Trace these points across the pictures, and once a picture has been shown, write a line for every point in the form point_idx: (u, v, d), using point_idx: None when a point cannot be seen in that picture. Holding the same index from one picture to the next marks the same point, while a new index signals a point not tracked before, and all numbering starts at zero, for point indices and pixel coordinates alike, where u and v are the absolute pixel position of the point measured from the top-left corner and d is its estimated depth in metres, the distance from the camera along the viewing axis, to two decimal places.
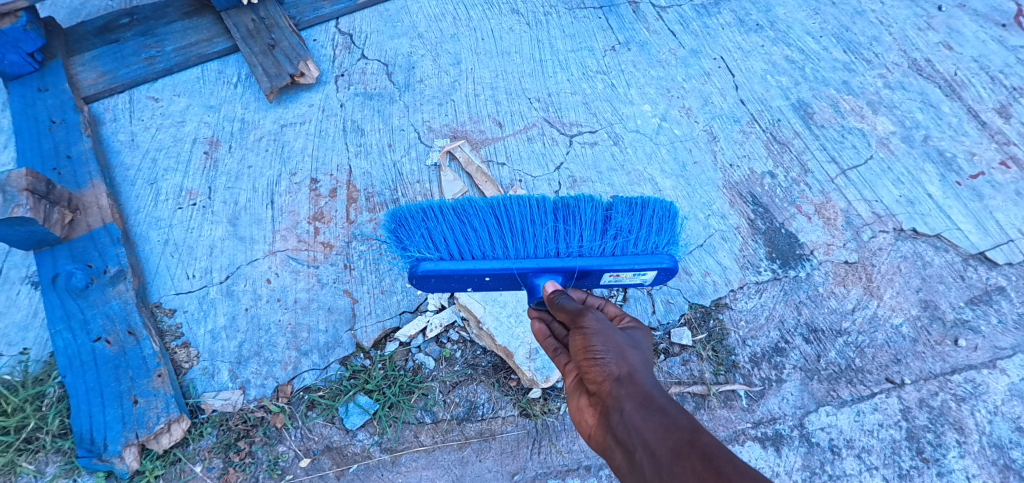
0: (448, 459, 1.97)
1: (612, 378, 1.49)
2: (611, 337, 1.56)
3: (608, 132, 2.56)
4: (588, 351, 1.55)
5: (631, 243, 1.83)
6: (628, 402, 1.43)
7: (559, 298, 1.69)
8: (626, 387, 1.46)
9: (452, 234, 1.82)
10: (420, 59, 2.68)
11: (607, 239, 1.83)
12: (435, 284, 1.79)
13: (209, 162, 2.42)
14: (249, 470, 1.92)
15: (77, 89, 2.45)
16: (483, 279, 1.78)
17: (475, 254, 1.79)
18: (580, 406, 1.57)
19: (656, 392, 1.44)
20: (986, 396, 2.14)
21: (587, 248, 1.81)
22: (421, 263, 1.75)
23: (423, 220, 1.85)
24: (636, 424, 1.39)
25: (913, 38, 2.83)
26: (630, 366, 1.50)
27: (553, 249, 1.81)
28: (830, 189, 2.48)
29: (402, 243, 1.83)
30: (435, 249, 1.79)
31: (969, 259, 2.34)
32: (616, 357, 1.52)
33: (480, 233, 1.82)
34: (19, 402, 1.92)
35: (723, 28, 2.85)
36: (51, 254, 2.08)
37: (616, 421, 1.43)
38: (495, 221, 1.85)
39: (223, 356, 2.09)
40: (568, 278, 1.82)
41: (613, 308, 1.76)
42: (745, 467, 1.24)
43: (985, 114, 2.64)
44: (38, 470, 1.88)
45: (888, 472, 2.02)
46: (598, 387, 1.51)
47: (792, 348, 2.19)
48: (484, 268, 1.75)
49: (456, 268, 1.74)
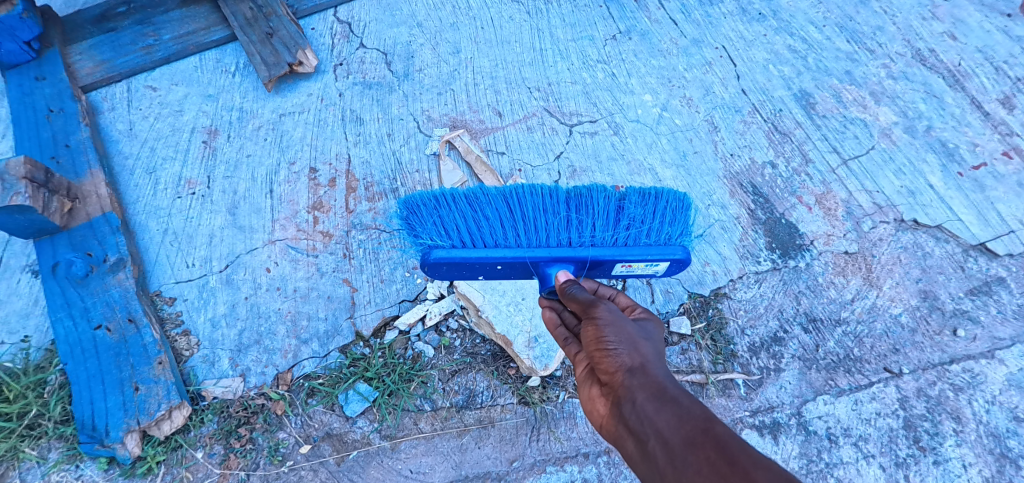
0: (448, 446, 1.98)
1: (624, 369, 1.50)
2: (623, 328, 1.57)
3: (608, 122, 2.56)
4: (600, 342, 1.56)
5: (644, 234, 1.83)
6: (640, 393, 1.44)
7: (571, 288, 1.68)
8: (638, 378, 1.47)
9: (464, 222, 1.81)
10: (420, 48, 2.67)
11: (620, 229, 1.83)
12: (446, 272, 1.79)
13: (208, 151, 2.42)
14: (250, 456, 1.94)
15: (75, 78, 2.45)
16: (495, 268, 1.79)
17: (487, 242, 1.79)
18: (592, 396, 1.58)
19: (668, 383, 1.45)
20: (984, 385, 2.14)
21: (600, 238, 1.81)
22: (432, 251, 1.75)
23: (435, 209, 1.85)
24: (649, 414, 1.40)
25: (917, 28, 2.81)
26: (643, 358, 1.51)
27: (566, 239, 1.81)
28: (831, 179, 2.47)
29: (414, 231, 1.84)
30: (447, 237, 1.79)
31: (969, 250, 2.34)
32: (629, 348, 1.53)
33: (492, 222, 1.82)
34: (21, 389, 1.94)
35: (725, 18, 2.84)
36: (51, 243, 2.08)
37: (628, 410, 1.44)
38: (507, 210, 1.85)
39: (223, 344, 2.11)
40: (580, 268, 1.83)
41: (624, 299, 1.77)
42: (759, 457, 1.25)
43: (989, 104, 2.62)
44: (41, 456, 1.90)
45: (885, 460, 2.04)
46: (610, 377, 1.52)
47: (790, 338, 2.20)
48: (497, 256, 1.75)
49: (469, 256, 1.74)
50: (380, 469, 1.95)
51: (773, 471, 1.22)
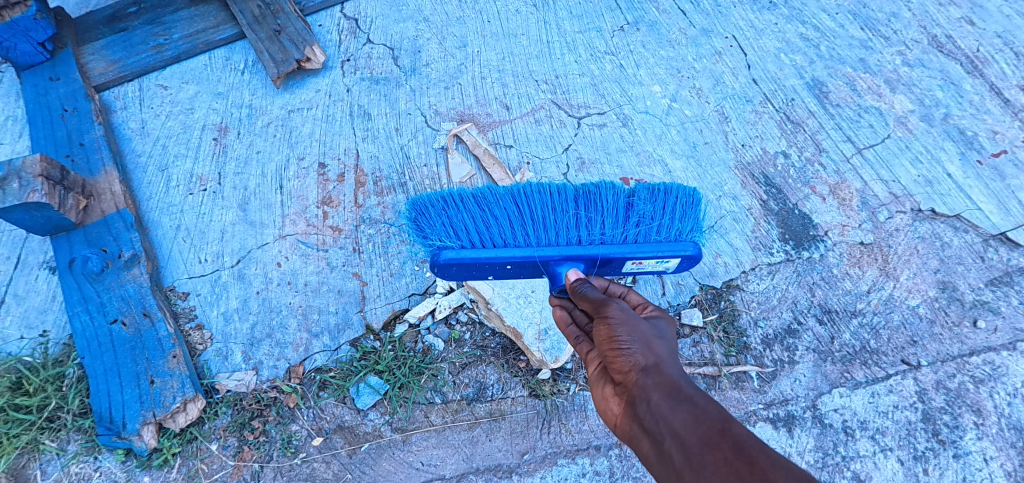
0: (459, 438, 1.98)
1: (638, 368, 1.49)
2: (636, 327, 1.55)
3: (617, 114, 2.54)
4: (613, 341, 1.54)
5: (654, 231, 1.81)
6: (655, 392, 1.43)
7: (582, 287, 1.67)
8: (652, 377, 1.46)
9: (473, 223, 1.81)
10: (426, 42, 2.68)
11: (630, 226, 1.82)
12: (456, 273, 1.78)
13: (218, 147, 2.45)
14: (263, 449, 1.96)
15: (88, 78, 2.49)
16: (505, 267, 1.78)
17: (496, 243, 1.79)
18: (605, 396, 1.58)
19: (683, 382, 1.44)
20: (1006, 378, 2.10)
21: (610, 235, 1.80)
22: (442, 252, 1.74)
23: (444, 209, 1.85)
24: (665, 413, 1.39)
25: (934, 14, 2.76)
26: (656, 357, 1.50)
27: (575, 237, 1.80)
28: (845, 169, 2.44)
29: (423, 232, 1.84)
30: (456, 238, 1.79)
31: (990, 240, 2.30)
32: (643, 347, 1.52)
33: (501, 221, 1.82)
34: (41, 382, 1.98)
35: (735, 6, 2.81)
36: (68, 240, 2.12)
37: (643, 410, 1.43)
38: (516, 209, 1.86)
39: (236, 338, 2.13)
40: (591, 266, 1.81)
41: (636, 297, 1.76)
42: (778, 458, 1.24)
43: (1009, 91, 2.56)
44: (60, 448, 1.94)
45: (903, 453, 2.00)
46: (624, 376, 1.51)
47: (804, 330, 2.17)
48: (507, 256, 1.74)
49: (478, 256, 1.73)
50: (392, 461, 1.96)
51: (793, 473, 1.22)
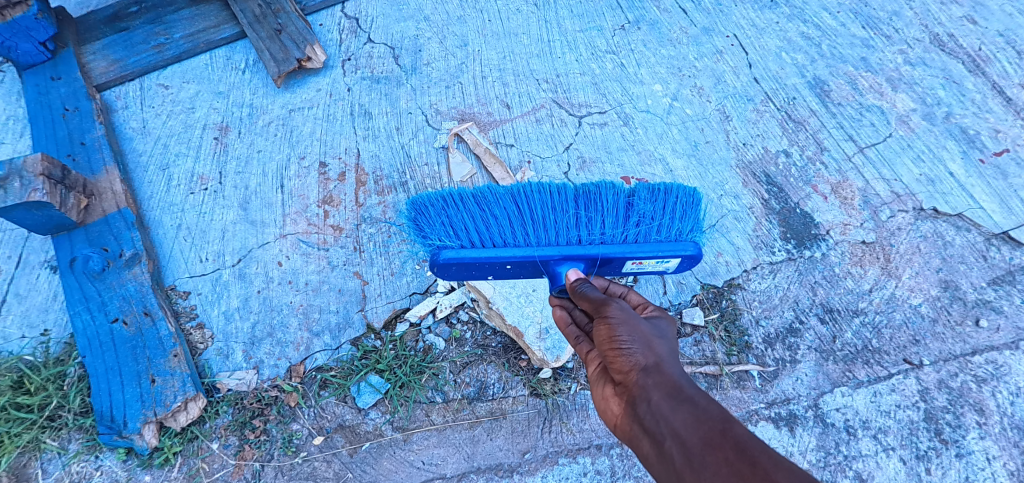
0: (460, 437, 1.98)
1: (639, 368, 1.49)
2: (636, 326, 1.55)
3: (618, 113, 2.54)
4: (613, 341, 1.54)
5: (654, 230, 1.81)
6: (655, 392, 1.42)
7: (582, 287, 1.67)
8: (653, 377, 1.45)
9: (472, 222, 1.81)
10: (427, 41, 2.68)
11: (630, 226, 1.82)
12: (456, 272, 1.78)
13: (219, 147, 2.45)
14: (264, 448, 1.96)
15: (89, 77, 2.49)
16: (505, 267, 1.77)
17: (496, 242, 1.79)
18: (605, 396, 1.58)
19: (683, 382, 1.43)
20: (1008, 377, 2.09)
21: (610, 235, 1.80)
22: (442, 251, 1.74)
23: (444, 208, 1.85)
24: (665, 413, 1.39)
25: (935, 12, 2.75)
26: (657, 356, 1.50)
27: (575, 236, 1.80)
28: (847, 168, 2.43)
29: (423, 232, 1.84)
30: (455, 238, 1.79)
31: (992, 239, 2.29)
32: (644, 347, 1.51)
33: (501, 220, 1.81)
34: (42, 381, 1.98)
35: (736, 5, 2.81)
36: (69, 239, 2.12)
37: (643, 410, 1.43)
38: (516, 209, 1.85)
39: (237, 337, 2.13)
40: (591, 265, 1.80)
41: (636, 297, 1.75)
42: (780, 458, 1.24)
43: (1011, 89, 2.56)
44: (61, 447, 1.94)
45: (905, 453, 2.00)
46: (624, 376, 1.51)
47: (806, 329, 2.16)
48: (506, 255, 1.74)
49: (478, 256, 1.73)
50: (393, 460, 1.96)
51: (795, 473, 1.22)
